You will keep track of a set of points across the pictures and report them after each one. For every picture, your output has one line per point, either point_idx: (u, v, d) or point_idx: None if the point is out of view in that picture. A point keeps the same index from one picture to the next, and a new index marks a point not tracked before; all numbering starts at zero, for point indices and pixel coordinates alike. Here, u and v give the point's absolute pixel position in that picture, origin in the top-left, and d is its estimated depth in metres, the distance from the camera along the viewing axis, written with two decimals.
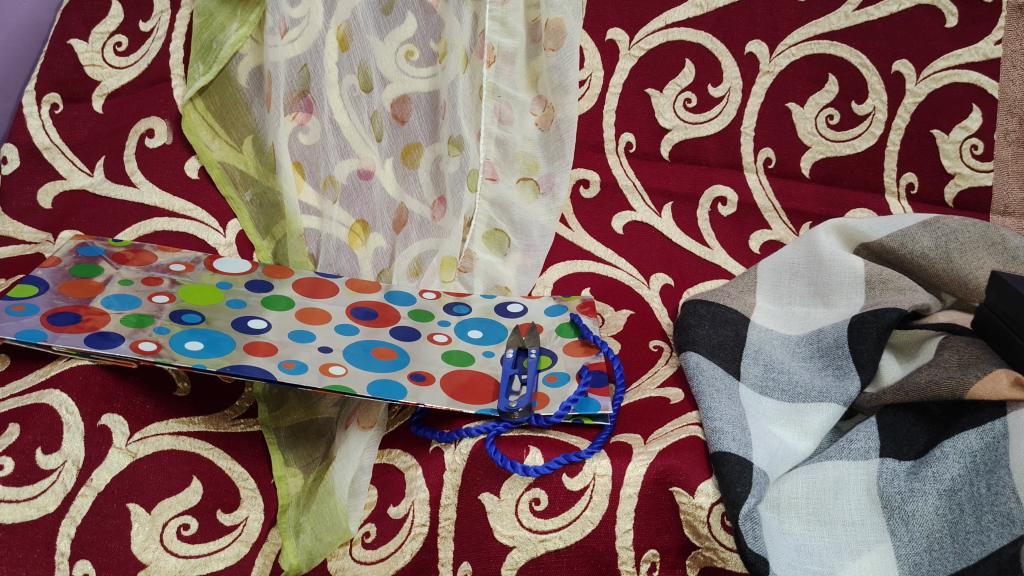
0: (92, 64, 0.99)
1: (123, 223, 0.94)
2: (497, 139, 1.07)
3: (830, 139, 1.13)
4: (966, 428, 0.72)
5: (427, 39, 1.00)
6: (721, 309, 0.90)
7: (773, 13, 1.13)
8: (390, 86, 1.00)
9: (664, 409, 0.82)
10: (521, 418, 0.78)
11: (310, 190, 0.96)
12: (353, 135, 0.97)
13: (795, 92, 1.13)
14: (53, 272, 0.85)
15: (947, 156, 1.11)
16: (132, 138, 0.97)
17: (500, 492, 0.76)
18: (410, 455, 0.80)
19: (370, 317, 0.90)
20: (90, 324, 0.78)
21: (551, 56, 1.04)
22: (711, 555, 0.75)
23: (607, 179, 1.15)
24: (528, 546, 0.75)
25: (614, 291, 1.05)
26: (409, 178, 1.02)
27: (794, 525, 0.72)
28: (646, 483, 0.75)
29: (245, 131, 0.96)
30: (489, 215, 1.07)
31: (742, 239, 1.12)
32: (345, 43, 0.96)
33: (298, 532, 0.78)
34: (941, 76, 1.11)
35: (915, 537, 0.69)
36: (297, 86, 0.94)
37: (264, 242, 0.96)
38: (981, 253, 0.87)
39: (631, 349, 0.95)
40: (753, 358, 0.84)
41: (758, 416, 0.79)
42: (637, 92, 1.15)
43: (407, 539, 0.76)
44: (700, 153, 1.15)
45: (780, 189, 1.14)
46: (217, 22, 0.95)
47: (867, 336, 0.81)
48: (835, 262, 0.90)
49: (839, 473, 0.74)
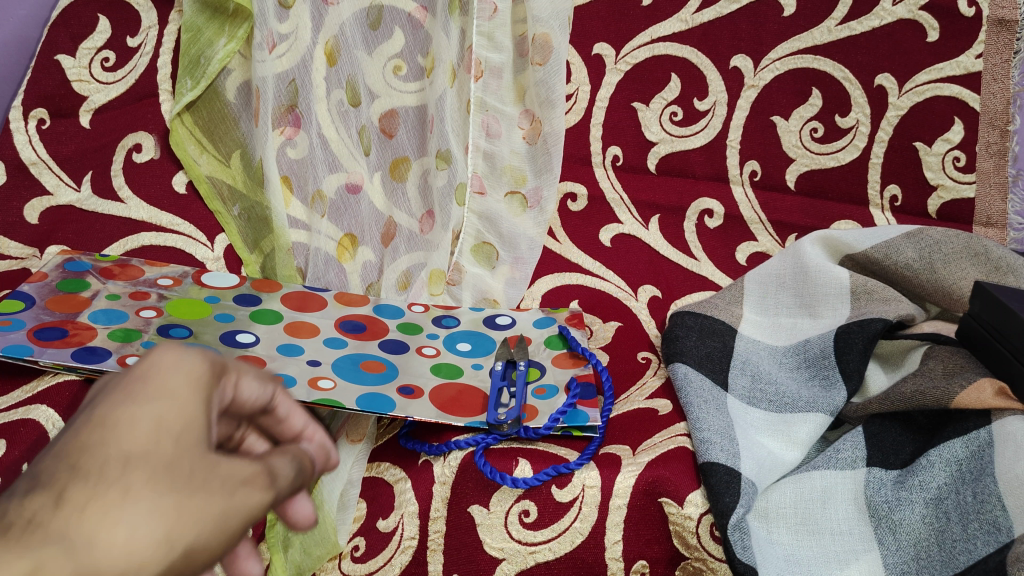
0: (79, 79, 0.98)
1: (110, 238, 0.95)
2: (484, 152, 1.07)
3: (814, 152, 1.14)
4: (950, 438, 0.72)
5: (414, 54, 1.01)
6: (709, 321, 0.91)
7: (757, 28, 1.14)
8: (379, 100, 1.01)
9: (653, 420, 0.82)
10: (510, 430, 0.78)
11: (298, 205, 0.98)
12: (341, 149, 0.98)
13: (780, 106, 1.15)
14: (40, 287, 0.85)
15: (930, 168, 1.13)
16: (119, 152, 0.98)
17: (489, 505, 0.76)
18: (400, 468, 0.80)
19: (358, 331, 0.90)
20: (77, 338, 0.78)
21: (538, 70, 1.04)
22: (700, 565, 0.75)
23: (595, 193, 1.15)
24: (517, 558, 0.75)
25: (602, 303, 1.05)
26: (398, 192, 1.03)
27: (782, 534, 0.72)
28: (635, 494, 0.75)
29: (233, 146, 0.96)
30: (478, 227, 1.07)
31: (728, 251, 1.13)
32: (333, 58, 0.96)
33: (286, 546, 0.75)
34: (923, 89, 1.12)
35: (902, 545, 0.69)
36: (285, 100, 0.95)
37: (252, 255, 0.97)
38: (964, 263, 0.88)
39: (620, 360, 0.95)
40: (740, 369, 0.85)
41: (747, 426, 0.79)
42: (623, 106, 1.16)
43: (397, 552, 0.76)
44: (687, 166, 1.16)
45: (766, 202, 1.15)
46: (204, 37, 0.94)
47: (853, 345, 0.82)
48: (822, 273, 0.90)
49: (826, 483, 0.74)
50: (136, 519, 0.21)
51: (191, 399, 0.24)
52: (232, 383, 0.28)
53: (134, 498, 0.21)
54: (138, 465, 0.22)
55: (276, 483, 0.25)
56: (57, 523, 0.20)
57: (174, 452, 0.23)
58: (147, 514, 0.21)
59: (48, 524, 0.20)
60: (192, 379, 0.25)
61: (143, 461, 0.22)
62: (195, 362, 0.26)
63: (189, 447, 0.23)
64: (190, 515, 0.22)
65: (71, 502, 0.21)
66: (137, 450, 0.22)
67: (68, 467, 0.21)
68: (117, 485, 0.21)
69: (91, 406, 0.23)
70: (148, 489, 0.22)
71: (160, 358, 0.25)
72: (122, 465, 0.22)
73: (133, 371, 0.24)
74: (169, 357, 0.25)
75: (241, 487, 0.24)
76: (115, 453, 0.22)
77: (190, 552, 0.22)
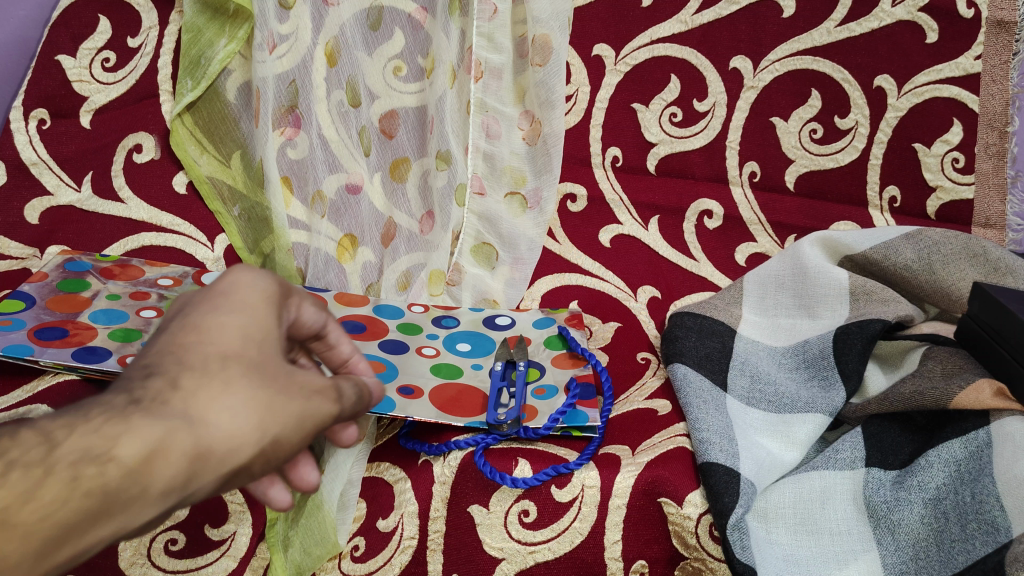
0: (79, 80, 0.98)
1: (111, 238, 0.96)
2: (484, 153, 1.08)
3: (814, 153, 1.15)
4: (949, 438, 0.73)
5: (414, 54, 1.01)
6: (708, 321, 0.91)
7: (756, 30, 1.14)
8: (379, 101, 1.01)
9: (652, 420, 0.83)
10: (510, 430, 0.78)
11: (298, 205, 0.97)
12: (341, 150, 0.98)
13: (779, 107, 1.15)
14: (40, 287, 0.85)
15: (929, 169, 1.13)
16: (120, 153, 0.98)
17: (489, 505, 0.76)
18: (399, 468, 0.79)
19: (358, 331, 0.90)
20: (77, 338, 0.78)
21: (538, 71, 1.04)
22: (699, 565, 0.76)
23: (594, 194, 1.16)
24: (517, 558, 0.76)
25: (602, 304, 1.05)
26: (398, 193, 1.04)
27: (781, 534, 0.72)
28: (635, 494, 0.75)
29: (234, 146, 0.96)
30: (477, 228, 1.08)
31: (728, 252, 1.13)
32: (333, 59, 0.96)
33: (287, 546, 0.76)
34: (921, 91, 1.12)
35: (900, 546, 0.69)
36: (285, 101, 0.95)
37: (252, 256, 0.96)
38: (963, 264, 0.88)
39: (619, 360, 0.95)
40: (739, 369, 0.85)
41: (746, 427, 0.80)
42: (623, 107, 1.16)
43: (397, 552, 0.76)
44: (686, 167, 1.16)
45: (765, 203, 1.15)
46: (205, 38, 0.93)
47: (852, 346, 0.82)
48: (820, 274, 0.90)
49: (825, 483, 0.74)
50: (236, 402, 0.30)
51: (263, 318, 0.35)
52: (294, 307, 0.39)
53: (232, 386, 0.31)
54: (233, 362, 0.32)
55: (338, 394, 0.35)
56: (177, 401, 0.29)
57: (256, 355, 0.33)
58: (243, 401, 0.31)
59: (171, 401, 0.29)
60: (262, 303, 0.36)
61: (237, 358, 0.32)
62: (267, 289, 0.37)
63: (267, 351, 0.34)
64: (273, 403, 0.31)
65: (187, 388, 0.30)
66: (232, 350, 0.32)
67: (181, 361, 0.31)
68: (220, 375, 0.31)
69: (195, 317, 0.33)
70: (239, 380, 0.31)
71: (242, 284, 0.36)
72: (220, 362, 0.31)
73: (221, 293, 0.35)
74: (246, 286, 0.36)
75: (313, 393, 0.34)
76: (214, 354, 0.32)
77: (275, 436, 0.31)
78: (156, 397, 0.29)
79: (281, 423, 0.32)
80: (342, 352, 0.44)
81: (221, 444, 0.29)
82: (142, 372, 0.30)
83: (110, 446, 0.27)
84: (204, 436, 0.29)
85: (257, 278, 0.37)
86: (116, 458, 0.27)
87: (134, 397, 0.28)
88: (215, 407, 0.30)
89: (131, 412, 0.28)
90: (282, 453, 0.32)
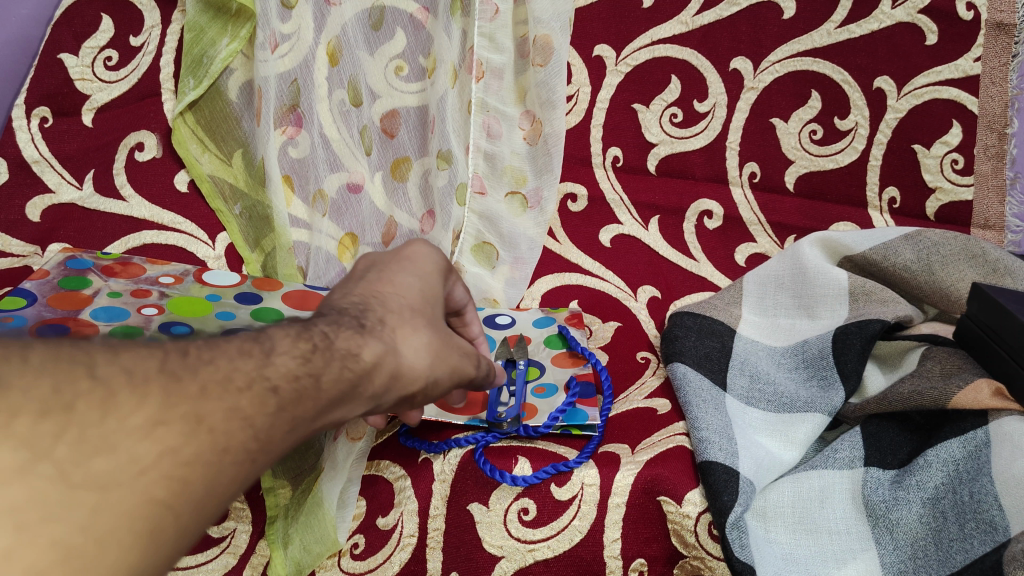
0: (82, 78, 0.99)
1: (112, 236, 0.96)
2: (485, 153, 1.09)
3: (814, 154, 1.15)
4: (947, 438, 0.73)
5: (416, 54, 1.01)
6: (708, 321, 0.91)
7: (756, 31, 1.14)
8: (380, 100, 1.01)
9: (651, 419, 0.83)
10: (509, 429, 0.79)
11: (299, 204, 0.96)
12: (343, 149, 0.98)
13: (779, 108, 1.15)
14: (42, 285, 0.85)
15: (928, 170, 1.13)
16: (122, 151, 0.98)
17: (489, 502, 0.76)
18: (399, 465, 0.79)
19: None
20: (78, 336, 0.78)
21: (539, 71, 1.05)
22: (699, 563, 0.75)
23: (595, 194, 1.16)
24: (516, 555, 0.75)
25: (602, 303, 1.06)
26: (399, 192, 1.04)
27: (780, 533, 0.72)
28: (634, 492, 0.76)
29: (235, 145, 0.96)
30: (478, 227, 1.10)
31: (728, 252, 1.13)
32: (335, 58, 0.96)
33: (287, 543, 0.75)
34: (920, 92, 1.13)
35: (898, 545, 0.69)
36: (287, 100, 0.93)
37: (254, 254, 0.96)
38: (962, 265, 0.89)
39: (619, 360, 0.95)
40: (738, 369, 0.86)
41: (745, 426, 0.80)
42: (623, 108, 1.16)
43: (397, 549, 0.76)
44: (686, 168, 1.17)
45: (765, 203, 1.15)
46: (207, 37, 0.93)
47: (851, 346, 0.83)
48: (820, 274, 0.91)
49: (824, 483, 0.75)
50: (424, 343, 0.44)
51: (432, 282, 0.49)
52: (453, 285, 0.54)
53: (420, 332, 0.44)
54: (419, 314, 0.45)
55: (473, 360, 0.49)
56: (387, 331, 0.42)
57: (433, 313, 0.46)
58: (427, 344, 0.44)
59: (382, 330, 0.42)
60: (434, 271, 0.49)
61: (424, 312, 0.45)
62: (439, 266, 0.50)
63: (439, 312, 0.47)
64: (444, 353, 0.45)
65: (391, 324, 0.43)
66: (422, 304, 0.46)
67: (386, 303, 0.44)
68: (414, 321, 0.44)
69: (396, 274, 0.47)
70: (424, 325, 0.44)
71: (423, 257, 0.50)
72: (410, 312, 0.45)
73: (408, 261, 0.49)
74: (425, 257, 0.50)
75: (462, 355, 0.47)
76: (407, 305, 0.45)
77: (436, 377, 0.45)
78: (374, 324, 0.42)
79: (444, 366, 0.45)
80: (471, 330, 0.61)
81: (409, 371, 0.42)
82: (360, 307, 0.43)
83: (360, 351, 0.40)
84: (401, 363, 0.42)
85: (431, 253, 0.51)
86: (362, 359, 0.40)
87: (363, 322, 0.42)
88: (409, 341, 0.43)
89: (364, 333, 0.41)
90: (431, 390, 0.46)
